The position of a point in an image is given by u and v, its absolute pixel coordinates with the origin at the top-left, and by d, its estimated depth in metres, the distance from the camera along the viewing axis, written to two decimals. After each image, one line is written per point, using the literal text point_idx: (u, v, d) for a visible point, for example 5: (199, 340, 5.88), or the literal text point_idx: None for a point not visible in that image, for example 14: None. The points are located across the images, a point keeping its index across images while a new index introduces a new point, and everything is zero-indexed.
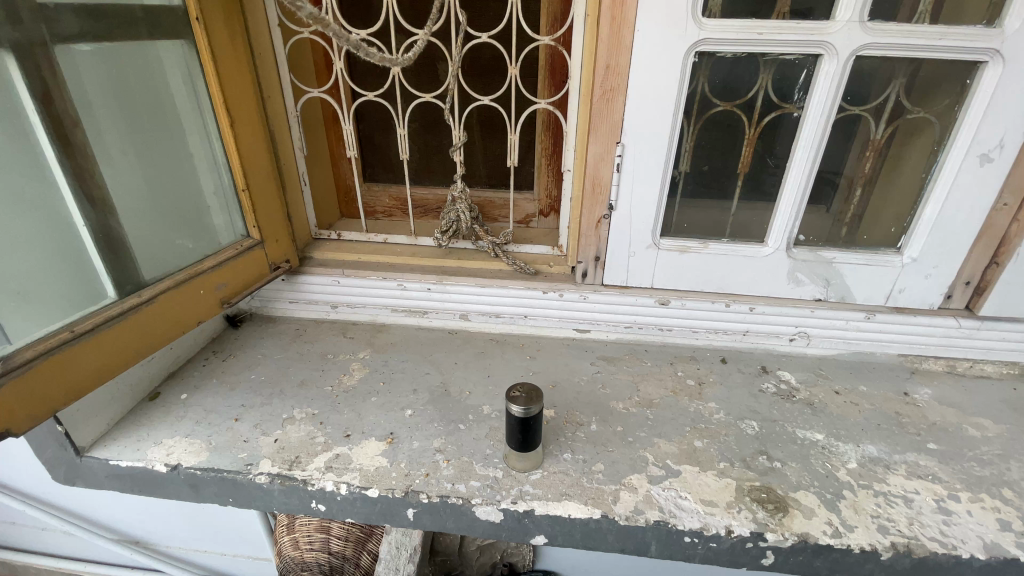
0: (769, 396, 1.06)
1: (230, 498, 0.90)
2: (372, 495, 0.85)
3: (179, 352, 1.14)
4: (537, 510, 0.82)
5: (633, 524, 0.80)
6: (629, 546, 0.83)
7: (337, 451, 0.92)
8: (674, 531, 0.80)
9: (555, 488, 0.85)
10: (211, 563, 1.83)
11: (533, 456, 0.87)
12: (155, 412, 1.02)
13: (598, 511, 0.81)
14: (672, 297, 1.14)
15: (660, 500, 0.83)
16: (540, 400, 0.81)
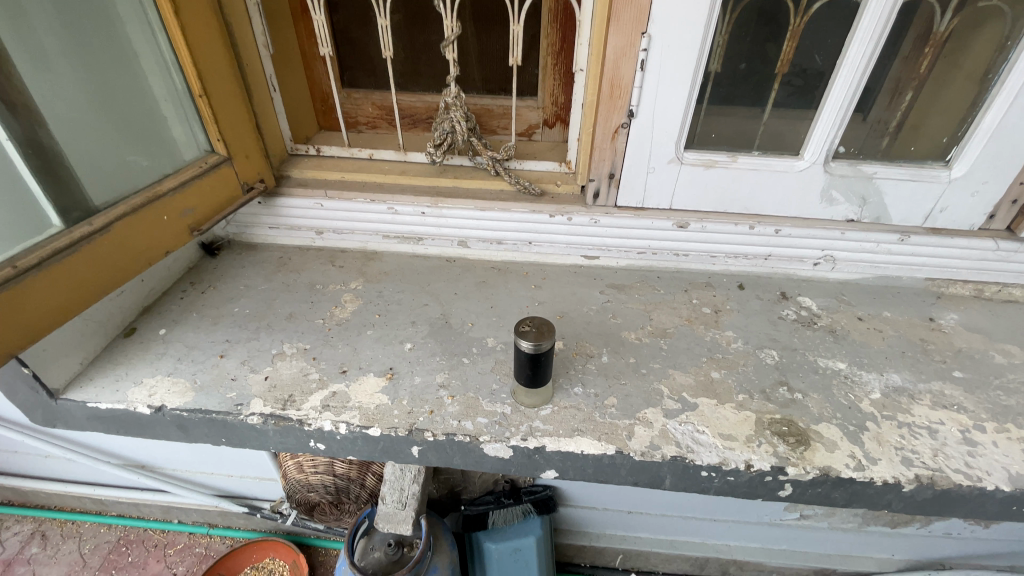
0: (789, 324, 1.00)
1: (223, 438, 0.85)
2: (373, 434, 0.80)
3: (152, 284, 1.04)
4: (548, 447, 0.78)
5: (649, 460, 0.76)
6: (643, 480, 0.80)
7: (333, 388, 0.86)
8: (691, 466, 0.76)
9: (567, 424, 0.80)
10: (219, 483, 1.88)
11: (542, 393, 0.82)
12: (133, 349, 0.94)
13: (612, 447, 0.77)
14: (692, 219, 1.04)
15: (676, 435, 0.79)
16: (554, 335, 0.73)
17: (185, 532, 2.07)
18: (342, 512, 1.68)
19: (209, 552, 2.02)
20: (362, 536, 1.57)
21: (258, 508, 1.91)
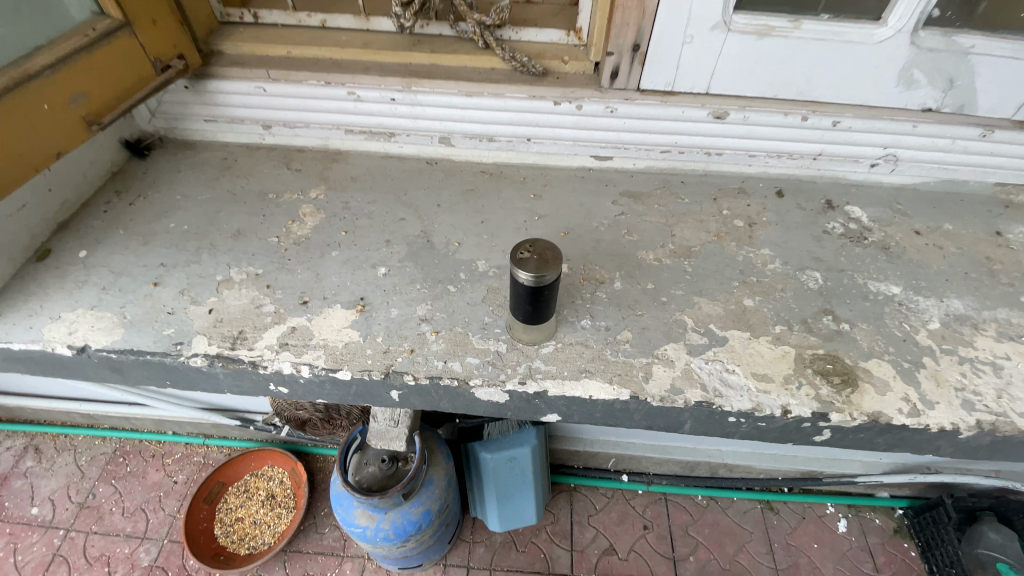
0: (835, 240, 0.85)
1: (167, 381, 0.72)
2: (343, 378, 0.67)
3: (64, 195, 0.85)
4: (550, 392, 0.65)
5: (669, 407, 0.65)
6: (659, 425, 0.69)
7: (292, 324, 0.71)
8: (718, 412, 0.65)
9: (573, 364, 0.67)
10: (205, 397, 1.82)
11: (545, 328, 0.69)
12: (47, 276, 0.78)
13: (626, 392, 0.65)
14: (732, 107, 0.83)
15: (702, 376, 0.67)
16: (562, 264, 0.58)
17: (181, 443, 2.03)
18: (334, 427, 1.65)
19: (208, 461, 1.99)
20: (356, 451, 1.53)
21: (251, 421, 1.89)
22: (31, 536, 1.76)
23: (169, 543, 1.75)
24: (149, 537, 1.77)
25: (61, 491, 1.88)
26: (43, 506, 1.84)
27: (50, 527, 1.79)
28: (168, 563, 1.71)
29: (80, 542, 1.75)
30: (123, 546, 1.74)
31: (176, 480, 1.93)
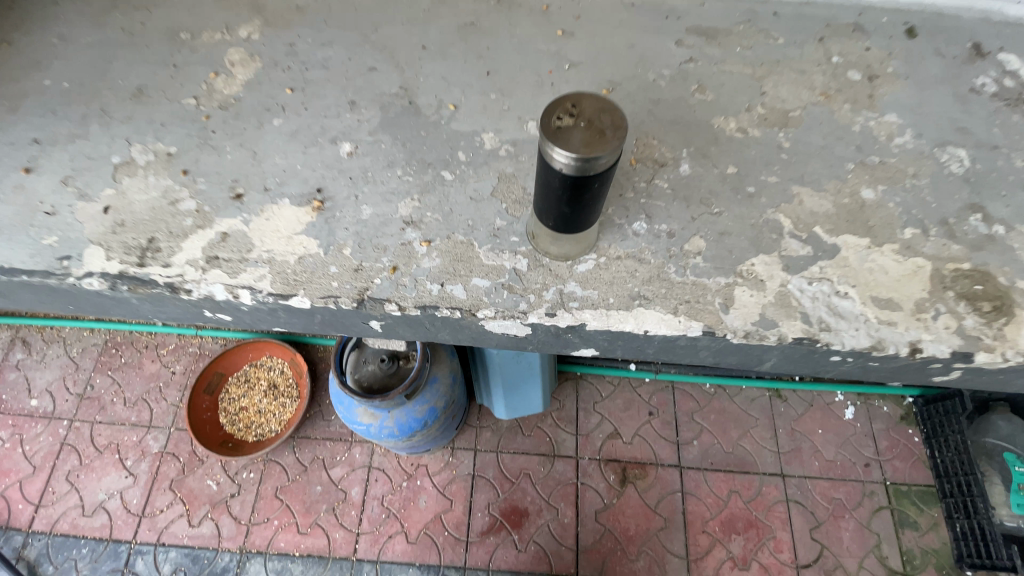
0: (984, 101, 0.87)
1: (72, 305, 0.80)
2: (298, 303, 0.73)
3: None
4: (590, 325, 0.72)
5: (753, 343, 0.71)
6: (745, 361, 0.76)
7: (224, 230, 0.77)
8: (823, 350, 0.71)
9: (626, 293, 0.74)
10: None
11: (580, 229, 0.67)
12: None
13: (694, 327, 0.71)
14: None
15: (808, 306, 0.72)
16: (619, 146, 0.53)
17: (172, 334, 2.08)
18: None
19: (203, 350, 2.07)
20: (352, 349, 1.43)
21: None
22: (36, 426, 1.91)
23: (176, 431, 1.91)
24: (155, 426, 1.92)
25: (58, 384, 1.99)
26: (42, 398, 1.97)
27: (54, 417, 1.93)
28: (177, 449, 1.88)
29: (87, 431, 1.90)
30: (131, 434, 1.90)
31: (174, 370, 2.02)
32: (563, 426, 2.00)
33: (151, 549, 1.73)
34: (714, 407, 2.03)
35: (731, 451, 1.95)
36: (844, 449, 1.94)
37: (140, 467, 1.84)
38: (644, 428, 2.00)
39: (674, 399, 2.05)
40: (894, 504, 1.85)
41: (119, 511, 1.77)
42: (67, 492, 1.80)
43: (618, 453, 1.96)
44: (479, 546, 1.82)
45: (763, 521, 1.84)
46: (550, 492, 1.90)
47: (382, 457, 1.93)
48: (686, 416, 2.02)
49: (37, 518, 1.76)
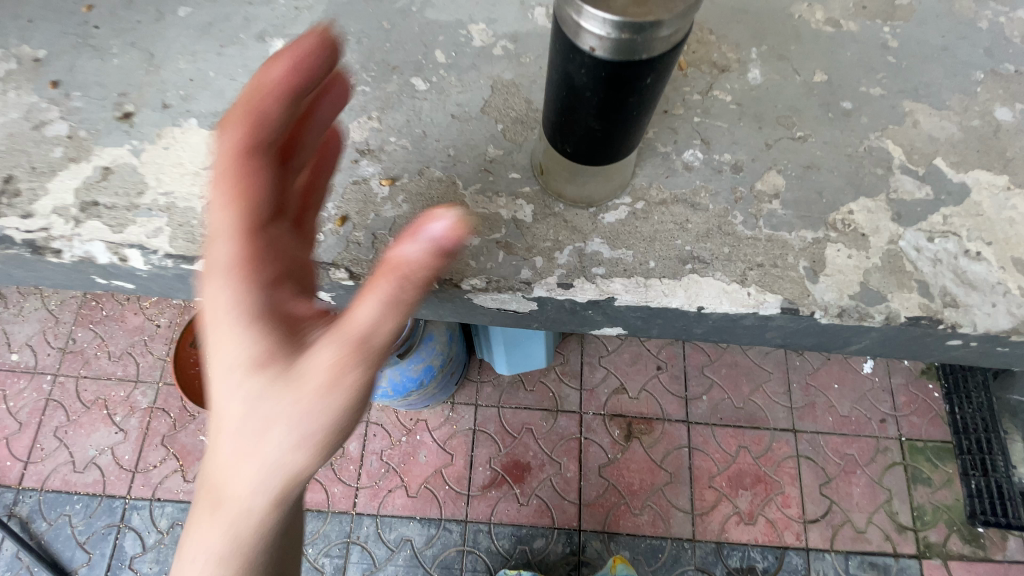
0: None
1: None
2: (201, 267, 0.84)
3: None
4: (621, 300, 0.83)
5: (869, 322, 0.82)
6: (864, 342, 0.87)
7: (104, 166, 0.89)
8: (952, 334, 0.82)
9: (682, 268, 0.84)
10: None
11: (604, 135, 0.67)
12: None
13: (771, 303, 0.82)
14: None
15: (943, 278, 0.84)
16: (672, 18, 0.50)
17: None
18: None
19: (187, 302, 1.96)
20: None
21: None
22: (19, 381, 1.87)
23: (165, 385, 1.85)
24: (143, 380, 1.86)
25: (38, 337, 1.92)
26: (23, 352, 1.90)
27: (37, 371, 1.88)
28: (167, 404, 1.83)
29: (72, 386, 1.86)
30: (118, 389, 1.85)
31: (159, 323, 1.93)
32: (568, 380, 1.92)
33: (147, 504, 1.71)
34: (726, 360, 1.94)
35: (742, 407, 1.88)
36: (860, 404, 1.86)
37: (130, 423, 1.81)
38: (652, 382, 1.92)
39: (684, 352, 1.95)
40: (908, 460, 1.80)
41: (111, 467, 1.76)
42: (56, 448, 1.79)
43: (623, 408, 1.89)
44: (480, 500, 1.79)
45: (772, 476, 1.80)
46: (554, 446, 1.84)
47: (381, 411, 1.87)
48: (696, 369, 1.93)
49: (27, 474, 1.76)
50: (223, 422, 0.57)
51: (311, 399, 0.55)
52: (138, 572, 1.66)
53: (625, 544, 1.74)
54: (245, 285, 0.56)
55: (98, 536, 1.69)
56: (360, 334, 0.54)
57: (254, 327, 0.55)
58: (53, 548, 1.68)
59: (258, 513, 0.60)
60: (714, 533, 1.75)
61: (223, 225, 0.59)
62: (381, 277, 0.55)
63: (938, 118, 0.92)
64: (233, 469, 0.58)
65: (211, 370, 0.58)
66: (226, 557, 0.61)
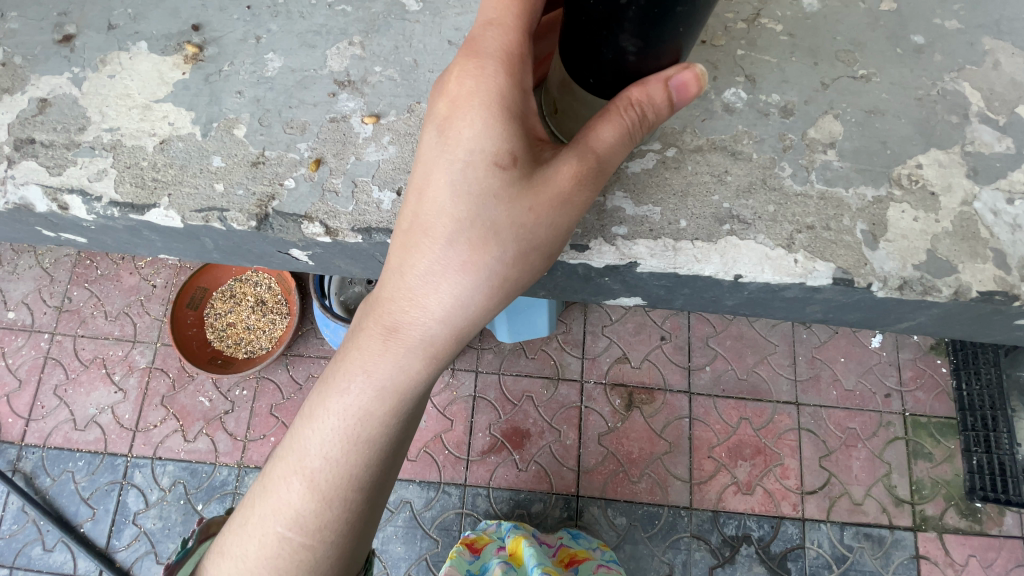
0: None
1: None
2: (151, 216, 0.88)
3: None
4: (643, 263, 0.87)
5: (941, 300, 0.85)
6: (920, 318, 0.91)
7: (43, 98, 0.92)
8: (1017, 314, 0.86)
9: (723, 233, 0.87)
10: None
11: (636, 61, 0.60)
12: None
13: (824, 272, 0.85)
14: None
15: (1012, 249, 0.86)
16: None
17: None
18: None
19: (184, 262, 1.92)
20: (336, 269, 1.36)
21: None
22: (17, 339, 1.85)
23: (163, 346, 1.84)
24: (141, 340, 1.84)
25: (33, 296, 1.89)
26: (18, 310, 1.88)
27: (34, 329, 1.86)
28: (166, 364, 1.82)
29: (70, 344, 1.84)
30: (116, 349, 1.84)
31: (155, 283, 1.90)
32: (569, 349, 1.89)
33: (148, 463, 1.73)
34: (731, 332, 1.90)
35: (745, 378, 1.86)
36: (866, 379, 1.84)
37: (130, 383, 1.80)
38: (655, 352, 1.89)
39: (689, 323, 1.92)
40: (910, 435, 1.79)
41: (112, 425, 1.76)
42: (57, 406, 1.79)
43: (624, 377, 1.87)
44: (480, 464, 1.80)
45: (772, 448, 1.79)
46: (553, 415, 1.84)
47: None
48: (700, 340, 1.90)
49: (29, 431, 1.76)
50: (451, 220, 0.68)
51: (539, 213, 0.67)
52: (142, 527, 1.68)
53: (622, 510, 1.76)
54: (507, 95, 0.64)
55: (101, 492, 1.70)
56: (596, 153, 0.66)
57: (505, 135, 0.65)
58: (57, 503, 1.69)
59: (454, 316, 0.72)
60: (711, 502, 1.76)
61: (497, 35, 0.65)
62: (627, 104, 0.63)
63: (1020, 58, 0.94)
64: (449, 267, 0.69)
65: (446, 169, 0.67)
66: (419, 351, 0.73)
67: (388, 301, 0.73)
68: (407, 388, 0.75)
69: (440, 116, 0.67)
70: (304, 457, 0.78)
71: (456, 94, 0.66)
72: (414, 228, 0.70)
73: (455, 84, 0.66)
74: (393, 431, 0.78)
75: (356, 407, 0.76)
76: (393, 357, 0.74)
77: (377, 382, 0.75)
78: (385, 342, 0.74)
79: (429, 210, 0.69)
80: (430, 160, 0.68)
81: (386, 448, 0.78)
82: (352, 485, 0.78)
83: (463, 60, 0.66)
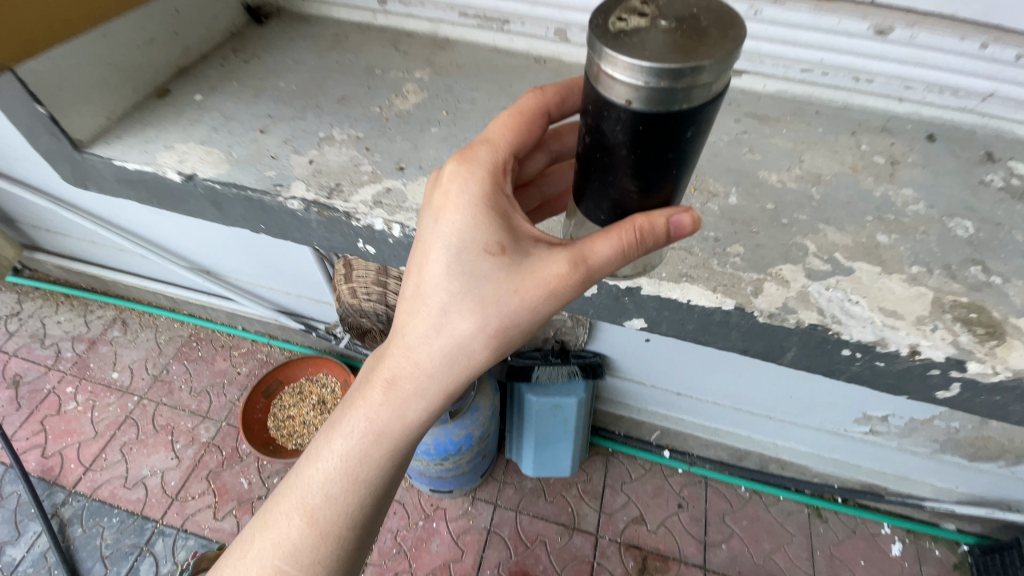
0: None
1: (262, 224, 0.83)
2: None
3: (189, 42, 0.95)
4: (643, 290, 0.62)
5: (773, 324, 0.59)
6: (754, 349, 0.64)
7: (386, 184, 0.79)
8: (832, 339, 0.59)
9: (674, 267, 0.63)
10: (278, 300, 2.05)
11: (638, 202, 0.54)
12: (164, 110, 0.89)
13: (730, 302, 0.60)
14: (902, 22, 0.73)
15: (821, 300, 0.60)
16: (722, 58, 0.39)
17: (248, 339, 2.32)
18: None
19: (270, 358, 2.28)
20: None
21: (314, 327, 2.10)
22: (109, 396, 2.14)
23: (227, 425, 2.07)
24: (210, 417, 2.09)
25: (140, 363, 2.24)
26: (122, 372, 2.21)
27: (127, 391, 2.16)
28: (223, 443, 2.02)
29: (151, 410, 2.11)
30: (188, 421, 2.08)
31: (240, 371, 2.23)
32: (588, 500, 1.97)
33: (173, 533, 1.81)
34: (747, 513, 1.94)
35: (762, 564, 1.83)
36: None
37: (186, 453, 1.99)
38: (672, 519, 1.93)
39: (706, 495, 1.99)
40: None
41: (156, 489, 1.90)
42: (117, 461, 1.97)
43: (640, 540, 1.89)
44: None
45: None
46: (564, 565, 1.83)
47: (405, 491, 1.97)
48: (717, 516, 1.94)
49: (82, 479, 1.92)
50: (442, 295, 0.62)
51: (523, 299, 0.59)
52: None
53: None
54: (491, 199, 0.61)
55: (120, 553, 1.77)
56: (587, 263, 0.57)
57: (493, 223, 0.60)
58: (77, 556, 1.76)
59: (445, 373, 0.65)
60: None
61: (490, 149, 0.64)
62: (630, 227, 0.54)
63: (864, 229, 0.67)
64: (438, 336, 0.63)
65: (433, 252, 0.61)
66: (416, 403, 0.67)
67: (386, 357, 0.68)
68: (395, 442, 0.69)
69: (428, 206, 0.63)
70: (303, 491, 0.71)
71: (444, 189, 0.62)
72: (405, 301, 0.65)
73: (444, 180, 0.62)
74: (387, 475, 0.72)
75: (354, 451, 0.70)
76: (383, 411, 0.67)
77: (374, 428, 0.69)
78: (375, 395, 0.68)
79: (421, 285, 0.63)
80: (422, 242, 0.63)
81: (379, 490, 0.71)
82: (350, 519, 0.71)
83: (454, 161, 0.63)
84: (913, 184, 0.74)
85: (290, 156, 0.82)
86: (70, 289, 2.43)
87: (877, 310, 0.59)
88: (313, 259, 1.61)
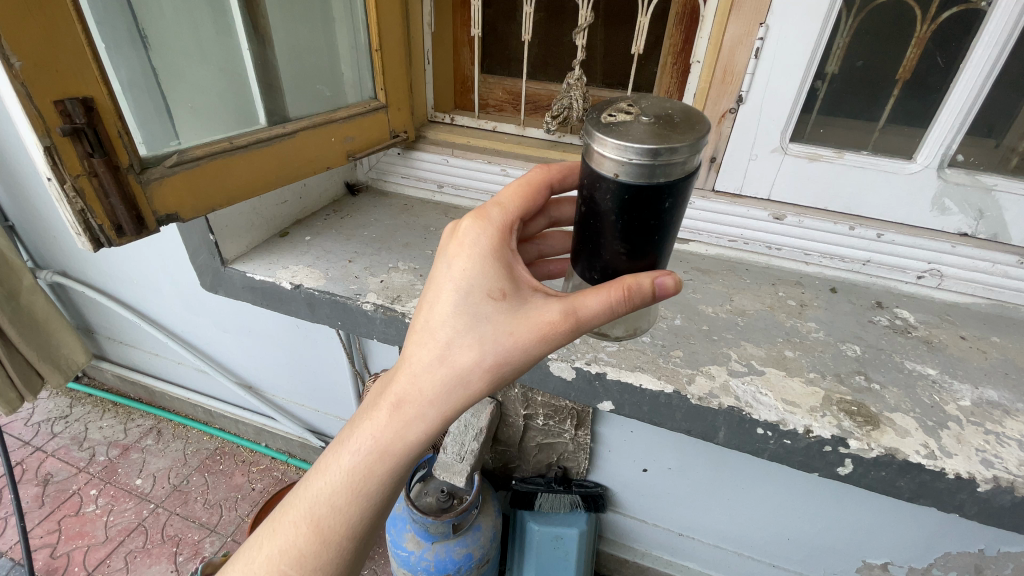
0: None
1: (339, 322, 1.12)
2: None
3: (307, 204, 1.38)
4: (608, 375, 0.86)
5: (704, 405, 0.81)
6: (696, 428, 0.84)
7: None
8: (747, 419, 0.80)
9: (630, 361, 0.88)
10: (307, 417, 2.24)
11: (628, 265, 0.67)
12: (284, 245, 1.25)
13: (670, 386, 0.83)
14: (788, 212, 1.11)
15: (737, 390, 0.82)
16: (687, 142, 0.55)
17: (268, 456, 2.44)
18: None
19: (284, 477, 2.36)
20: (420, 481, 1.70)
21: None
22: (127, 502, 2.22)
23: (231, 540, 2.09)
24: (217, 531, 2.12)
25: (163, 471, 2.35)
26: (145, 479, 2.31)
27: (145, 498, 2.24)
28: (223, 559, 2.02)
29: (163, 518, 2.17)
30: (195, 533, 2.12)
31: (254, 487, 2.31)
32: None
33: None
34: None
35: None
36: None
37: (186, 566, 2.00)
38: None
39: None
40: None
41: None
42: (119, 569, 1.99)
43: None
44: None
45: None
46: None
47: None
48: None
49: None
50: (447, 333, 0.67)
51: (516, 340, 0.66)
52: None
53: None
54: (499, 252, 0.70)
55: None
56: (574, 314, 0.65)
57: (497, 273, 0.68)
58: None
59: (440, 413, 0.67)
60: None
61: (501, 211, 0.74)
62: (620, 286, 0.64)
63: (776, 344, 0.92)
64: (438, 374, 0.66)
65: (443, 293, 0.68)
66: (408, 443, 0.68)
67: (384, 393, 0.69)
68: (380, 482, 0.69)
69: (443, 254, 0.71)
70: (282, 528, 0.70)
71: (459, 239, 0.71)
72: (411, 336, 0.69)
73: (460, 232, 0.71)
74: (368, 518, 0.70)
75: (338, 488, 0.69)
76: (378, 440, 0.68)
77: (360, 467, 0.68)
78: (371, 421, 0.69)
79: (426, 323, 0.68)
80: (433, 283, 0.69)
81: (362, 527, 0.70)
82: (347, 534, 0.69)
83: (469, 217, 0.73)
84: (814, 319, 1.00)
85: (366, 277, 1.14)
86: (119, 398, 2.67)
87: (779, 399, 0.81)
88: (349, 373, 1.85)
